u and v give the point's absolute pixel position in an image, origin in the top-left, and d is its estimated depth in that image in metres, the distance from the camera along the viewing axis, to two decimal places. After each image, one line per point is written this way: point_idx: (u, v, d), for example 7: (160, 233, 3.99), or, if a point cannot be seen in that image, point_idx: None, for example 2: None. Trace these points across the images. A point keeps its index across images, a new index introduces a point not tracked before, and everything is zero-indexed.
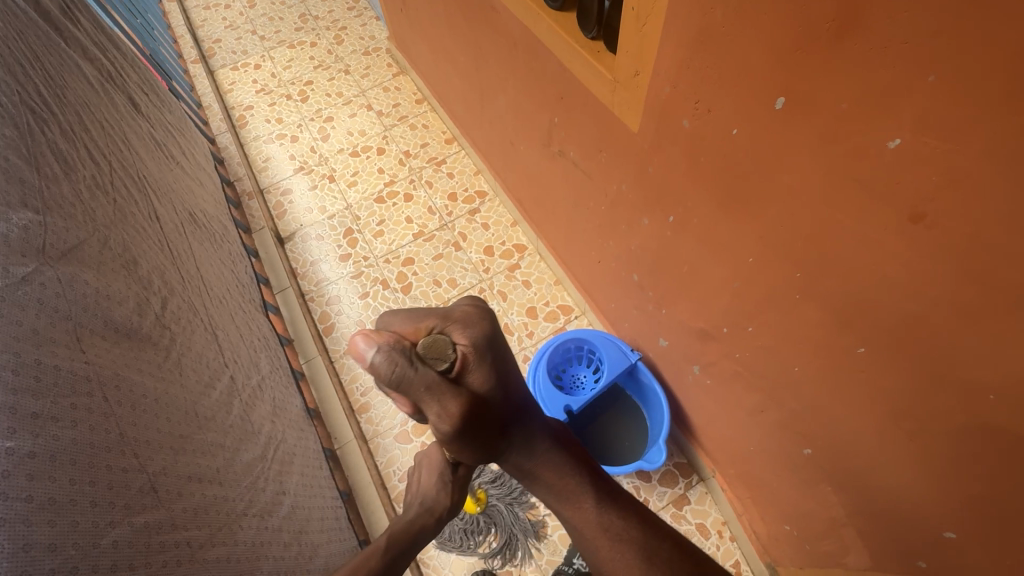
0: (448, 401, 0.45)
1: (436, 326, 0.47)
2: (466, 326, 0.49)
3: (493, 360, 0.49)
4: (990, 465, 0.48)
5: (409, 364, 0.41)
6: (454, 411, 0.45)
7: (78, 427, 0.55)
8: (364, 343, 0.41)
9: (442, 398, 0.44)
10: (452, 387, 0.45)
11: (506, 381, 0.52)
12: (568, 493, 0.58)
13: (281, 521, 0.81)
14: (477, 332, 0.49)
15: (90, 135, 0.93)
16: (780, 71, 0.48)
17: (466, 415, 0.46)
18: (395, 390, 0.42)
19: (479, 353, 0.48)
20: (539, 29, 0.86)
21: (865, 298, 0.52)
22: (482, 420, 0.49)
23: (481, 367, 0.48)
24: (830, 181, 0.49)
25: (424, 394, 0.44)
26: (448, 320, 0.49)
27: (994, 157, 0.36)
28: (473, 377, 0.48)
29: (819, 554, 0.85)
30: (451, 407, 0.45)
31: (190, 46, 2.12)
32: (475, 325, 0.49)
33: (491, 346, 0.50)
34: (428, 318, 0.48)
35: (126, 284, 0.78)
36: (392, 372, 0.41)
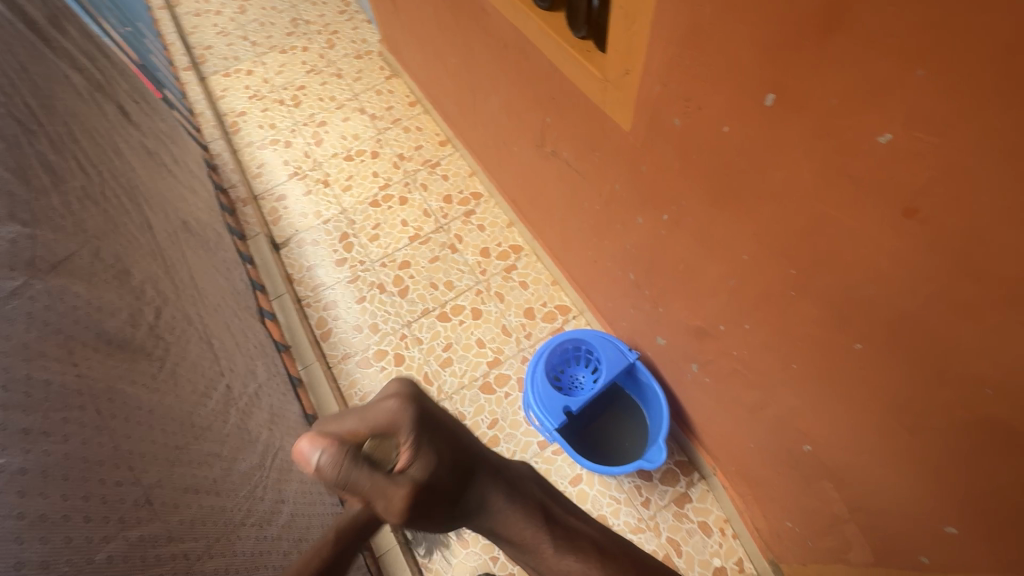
0: (390, 491, 0.36)
1: (365, 426, 0.36)
2: (395, 408, 0.38)
3: (434, 440, 0.39)
4: (990, 459, 0.47)
5: (351, 467, 0.34)
6: (398, 503, 0.37)
7: (70, 442, 0.54)
8: (308, 448, 0.34)
9: (382, 491, 0.36)
10: (387, 479, 0.36)
11: (456, 460, 0.40)
12: (524, 539, 0.44)
13: (279, 529, 0.80)
14: (408, 416, 0.38)
15: (80, 146, 0.92)
16: (769, 67, 0.47)
17: (412, 504, 0.37)
18: (343, 492, 0.35)
19: (416, 436, 0.37)
20: (528, 29, 0.85)
21: (860, 294, 0.51)
22: (432, 508, 0.39)
23: (419, 453, 0.37)
24: (822, 177, 0.49)
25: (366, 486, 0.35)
26: (377, 406, 0.38)
27: (985, 149, 0.35)
28: (408, 464, 0.37)
29: (822, 550, 0.84)
30: (394, 499, 0.36)
31: (181, 53, 2.11)
32: (402, 404, 0.39)
33: (430, 428, 0.39)
34: (369, 412, 0.37)
35: (118, 296, 0.78)
36: (339, 476, 0.34)
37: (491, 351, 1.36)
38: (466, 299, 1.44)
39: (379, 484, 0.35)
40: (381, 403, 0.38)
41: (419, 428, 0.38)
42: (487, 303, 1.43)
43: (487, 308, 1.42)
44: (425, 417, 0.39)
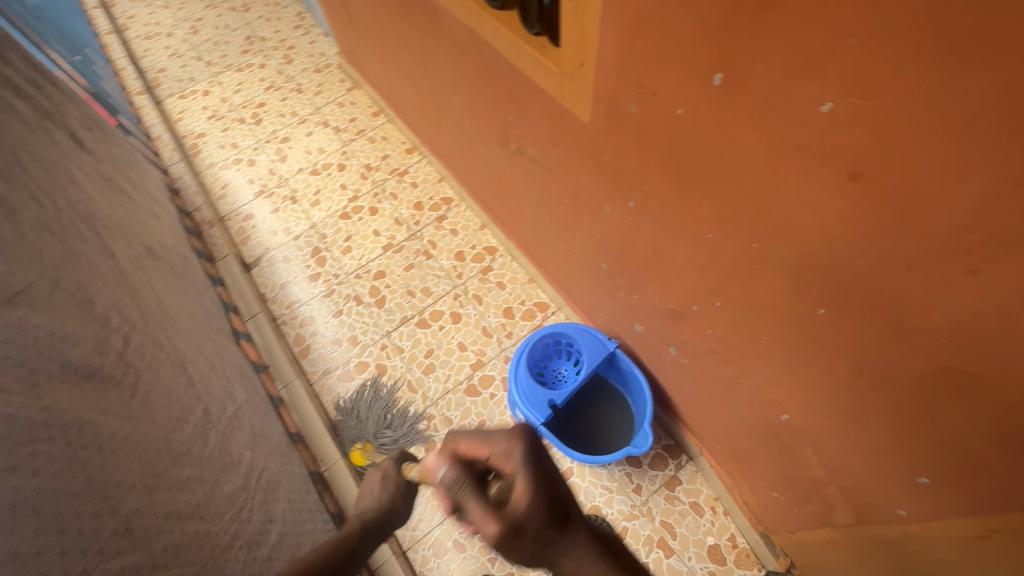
0: (487, 519, 0.41)
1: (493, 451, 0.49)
2: (504, 450, 0.47)
3: (550, 476, 0.44)
4: (949, 405, 0.50)
5: (460, 487, 0.44)
6: (491, 530, 0.40)
7: (40, 475, 0.52)
8: (438, 464, 0.49)
9: (480, 516, 0.42)
10: (488, 507, 0.42)
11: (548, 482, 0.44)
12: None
13: (270, 549, 0.79)
14: (528, 445, 0.47)
15: (30, 174, 0.89)
16: (714, 47, 0.49)
17: (509, 538, 0.40)
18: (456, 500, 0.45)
19: (529, 464, 0.45)
20: (482, 29, 0.86)
21: (818, 259, 0.53)
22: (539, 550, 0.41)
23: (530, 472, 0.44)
24: (771, 150, 0.50)
25: (468, 506, 0.43)
26: (494, 442, 0.49)
27: (916, 108, 0.38)
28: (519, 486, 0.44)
29: (808, 516, 0.87)
30: (488, 525, 0.41)
31: (133, 77, 2.06)
32: (525, 442, 0.48)
33: (543, 469, 0.45)
34: (488, 441, 0.50)
35: (82, 325, 0.75)
36: (450, 496, 0.45)
37: (473, 353, 1.36)
38: (444, 304, 1.44)
39: (479, 510, 0.42)
40: (497, 440, 0.49)
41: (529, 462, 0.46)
42: (466, 307, 1.43)
43: (466, 311, 1.42)
44: (535, 455, 0.47)
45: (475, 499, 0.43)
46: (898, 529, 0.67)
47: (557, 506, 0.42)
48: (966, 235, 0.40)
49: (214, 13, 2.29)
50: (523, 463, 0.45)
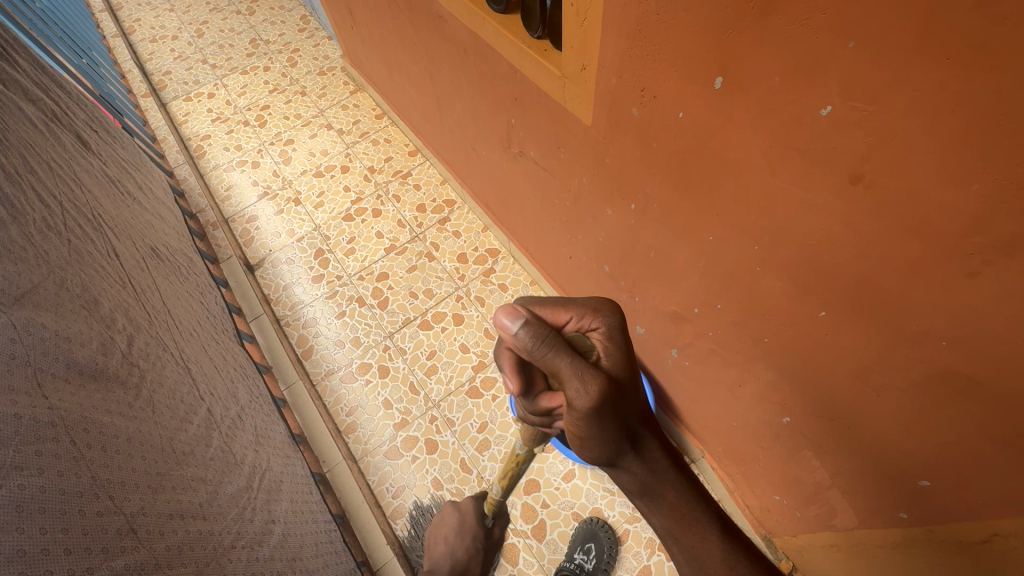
0: (587, 378, 0.49)
1: (571, 319, 0.57)
2: (595, 320, 0.56)
3: (627, 352, 0.56)
4: (952, 408, 0.50)
5: (554, 346, 0.50)
6: (593, 390, 0.49)
7: (46, 474, 0.53)
8: (506, 318, 0.51)
9: (579, 375, 0.49)
10: (589, 368, 0.50)
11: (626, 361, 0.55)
12: None
13: (272, 550, 0.80)
14: (611, 324, 0.57)
15: (37, 176, 0.90)
16: (716, 50, 0.49)
17: (603, 399, 0.49)
18: (543, 360, 0.51)
19: (613, 341, 0.55)
20: (485, 33, 0.87)
21: (819, 261, 0.54)
22: (618, 418, 0.51)
23: (613, 349, 0.55)
24: (773, 152, 0.50)
25: (561, 364, 0.50)
26: (582, 313, 0.57)
27: (917, 112, 0.38)
28: (604, 357, 0.55)
29: (810, 519, 0.87)
30: (591, 385, 0.49)
31: (139, 80, 2.07)
32: (606, 316, 0.57)
33: (622, 347, 0.56)
34: (571, 312, 0.57)
35: (87, 325, 0.76)
36: (542, 354, 0.50)
37: (475, 355, 1.36)
38: (447, 306, 1.44)
39: (578, 368, 0.49)
40: (582, 311, 0.57)
41: (614, 338, 0.56)
42: (469, 308, 1.43)
43: (468, 313, 1.42)
44: (619, 331, 0.57)
45: (572, 358, 0.50)
46: (901, 532, 0.66)
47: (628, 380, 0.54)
48: (967, 238, 0.40)
49: (219, 17, 2.30)
50: (608, 336, 0.56)
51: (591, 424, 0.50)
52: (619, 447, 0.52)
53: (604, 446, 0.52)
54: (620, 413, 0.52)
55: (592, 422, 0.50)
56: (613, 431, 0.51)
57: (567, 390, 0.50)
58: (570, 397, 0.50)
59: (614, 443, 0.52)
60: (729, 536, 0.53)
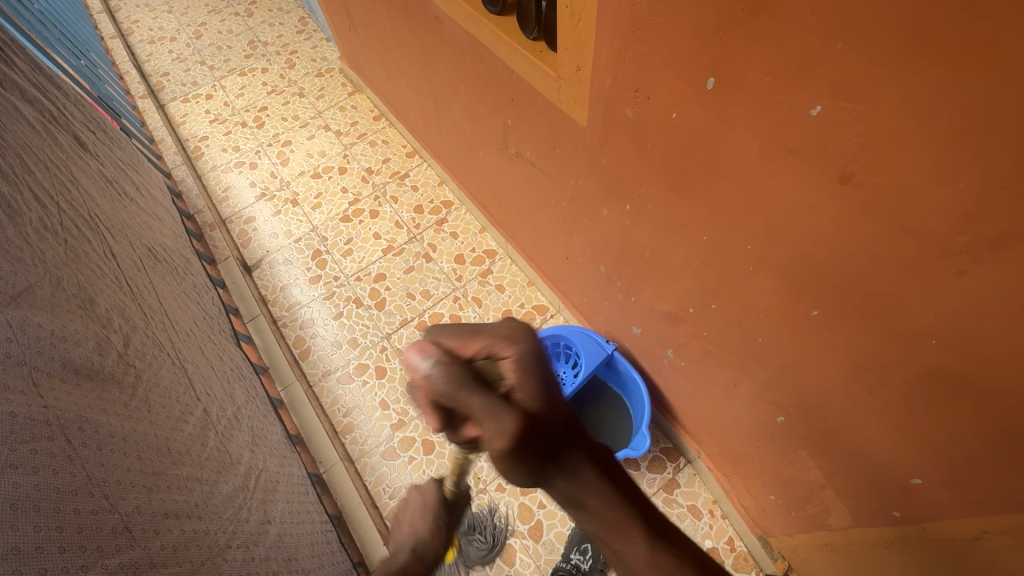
0: (498, 413, 0.37)
1: (483, 348, 0.41)
2: (507, 343, 0.41)
3: (550, 383, 0.40)
4: (942, 406, 0.50)
5: (464, 382, 0.37)
6: (506, 427, 0.37)
7: (41, 472, 0.53)
8: (417, 353, 0.39)
9: (490, 411, 0.37)
10: (499, 400, 0.37)
11: (556, 391, 0.41)
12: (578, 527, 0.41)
13: (267, 550, 0.80)
14: (526, 349, 0.41)
15: (34, 176, 0.90)
16: (708, 51, 0.50)
17: (519, 437, 0.37)
18: (448, 401, 0.38)
19: (532, 366, 0.40)
20: (481, 34, 0.87)
21: (810, 260, 0.54)
22: (539, 450, 0.39)
23: (529, 377, 0.40)
24: (765, 152, 0.51)
25: (472, 405, 0.37)
26: (488, 337, 0.42)
27: (905, 112, 0.38)
28: (518, 387, 0.39)
29: (805, 519, 0.87)
30: (505, 420, 0.37)
31: (137, 81, 2.08)
32: (520, 339, 0.42)
33: (547, 373, 0.41)
34: (478, 337, 0.42)
35: (84, 325, 0.76)
36: (442, 390, 0.38)
37: None
38: (444, 307, 1.44)
39: (491, 404, 0.37)
40: (489, 335, 0.42)
41: (533, 363, 0.41)
42: (466, 309, 1.43)
43: (465, 314, 1.43)
44: (538, 354, 0.42)
45: (483, 392, 0.37)
46: (894, 530, 0.67)
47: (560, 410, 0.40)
48: (955, 236, 0.40)
49: (218, 19, 2.31)
50: (526, 362, 0.40)
51: (510, 466, 0.38)
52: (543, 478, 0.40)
53: (524, 480, 0.40)
54: (549, 450, 0.39)
55: (513, 465, 0.38)
56: (534, 466, 0.39)
57: (481, 431, 0.38)
58: (485, 439, 0.38)
59: (536, 477, 0.40)
60: (669, 544, 0.42)
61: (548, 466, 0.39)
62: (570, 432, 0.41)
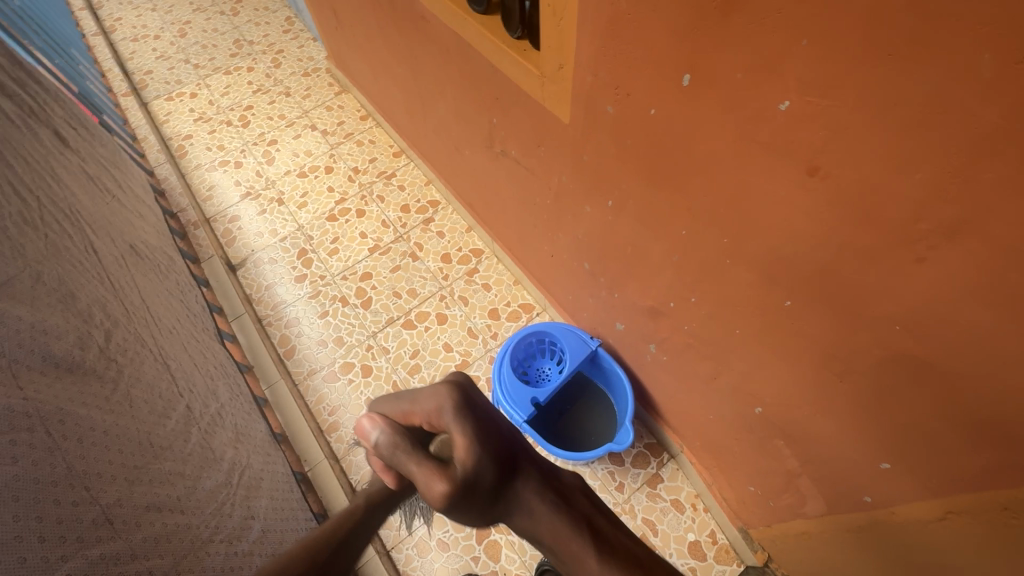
0: (433, 479, 0.38)
1: (421, 415, 0.42)
2: (438, 399, 0.41)
3: (491, 432, 0.40)
4: (906, 390, 0.52)
5: (403, 450, 0.40)
6: (440, 489, 0.37)
7: (20, 463, 0.52)
8: (360, 423, 0.43)
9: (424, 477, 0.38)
10: (434, 466, 0.38)
11: (496, 437, 0.39)
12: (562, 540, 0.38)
13: (251, 545, 0.79)
14: (456, 400, 0.41)
15: (14, 171, 0.89)
16: (683, 49, 0.51)
17: (456, 496, 0.38)
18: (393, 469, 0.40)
19: (464, 416, 0.40)
20: (467, 33, 0.88)
21: (783, 252, 0.56)
22: (485, 503, 0.38)
23: (464, 433, 0.39)
24: (738, 146, 0.53)
25: (408, 467, 0.39)
26: (422, 394, 0.43)
27: (866, 107, 0.40)
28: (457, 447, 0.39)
29: (783, 509, 0.89)
30: (436, 484, 0.38)
31: (120, 79, 2.05)
32: (452, 395, 0.42)
33: (484, 420, 0.40)
34: (414, 397, 0.43)
35: (64, 319, 0.75)
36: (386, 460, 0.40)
37: (459, 354, 1.37)
38: (430, 306, 1.45)
39: (424, 470, 0.38)
40: (424, 392, 0.43)
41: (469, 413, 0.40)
42: (452, 308, 1.44)
43: (452, 313, 1.43)
44: (470, 402, 0.42)
45: (417, 457, 0.39)
46: (866, 516, 0.69)
47: (503, 454, 0.39)
48: (915, 224, 0.42)
49: (203, 17, 2.29)
50: (459, 413, 0.40)
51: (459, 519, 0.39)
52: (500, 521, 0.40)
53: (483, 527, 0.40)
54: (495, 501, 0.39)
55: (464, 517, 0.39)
56: (483, 516, 0.39)
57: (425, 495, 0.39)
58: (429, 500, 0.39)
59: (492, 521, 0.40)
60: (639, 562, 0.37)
61: (500, 512, 0.39)
62: (516, 475, 0.39)
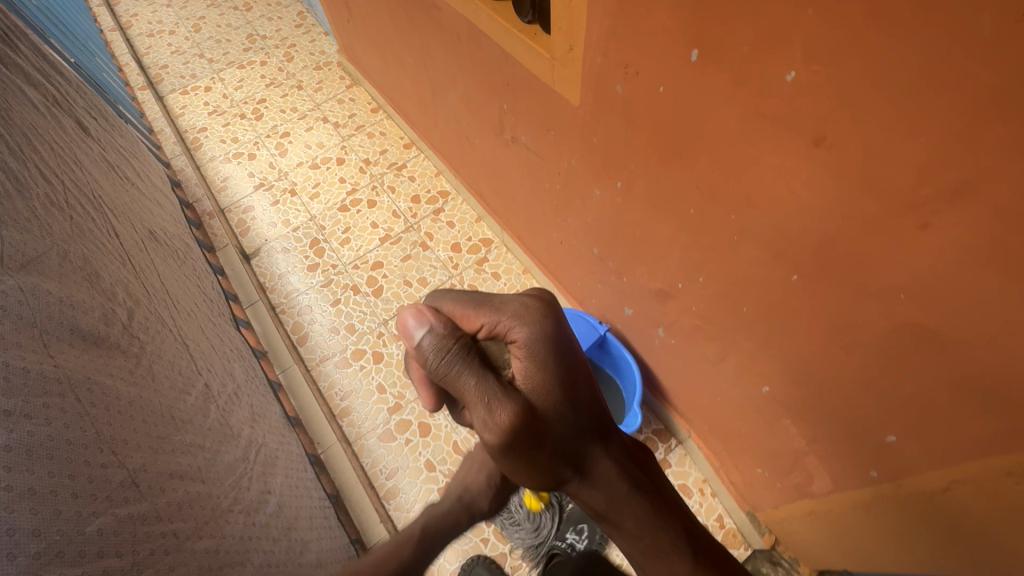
0: (499, 401, 0.47)
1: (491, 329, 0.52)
2: (518, 328, 0.51)
3: (555, 373, 0.50)
4: (911, 360, 0.53)
5: (464, 365, 0.48)
6: (501, 415, 0.47)
7: (52, 425, 0.55)
8: (413, 323, 0.49)
9: (491, 397, 0.47)
10: (502, 392, 0.48)
11: (560, 379, 0.50)
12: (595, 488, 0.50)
13: (268, 517, 0.82)
14: (534, 335, 0.51)
15: (40, 155, 0.92)
16: (691, 25, 0.52)
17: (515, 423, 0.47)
18: (448, 380, 0.48)
19: (538, 354, 0.50)
20: (478, 19, 0.90)
21: (789, 226, 0.57)
22: (539, 437, 0.49)
23: (532, 367, 0.50)
24: (745, 120, 0.54)
25: (468, 385, 0.48)
26: (503, 317, 0.52)
27: (870, 73, 0.41)
28: (524, 379, 0.50)
29: (790, 490, 0.90)
30: (499, 409, 0.47)
31: (136, 73, 2.09)
32: (531, 326, 0.52)
33: (552, 361, 0.51)
34: (495, 316, 0.52)
35: (90, 296, 0.78)
36: (447, 370, 0.48)
37: None
38: None
39: (490, 394, 0.47)
40: (506, 318, 0.52)
41: (540, 350, 0.51)
42: None
43: None
44: (547, 340, 0.51)
45: (474, 372, 0.48)
46: (871, 492, 0.69)
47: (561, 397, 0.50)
48: (918, 190, 0.43)
49: (216, 12, 2.33)
50: (534, 347, 0.50)
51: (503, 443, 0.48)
52: (554, 471, 0.51)
53: (534, 471, 0.51)
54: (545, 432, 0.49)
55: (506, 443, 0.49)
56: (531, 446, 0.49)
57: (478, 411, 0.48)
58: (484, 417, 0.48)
59: (544, 471, 0.51)
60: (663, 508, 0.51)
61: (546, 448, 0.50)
62: (566, 415, 0.50)
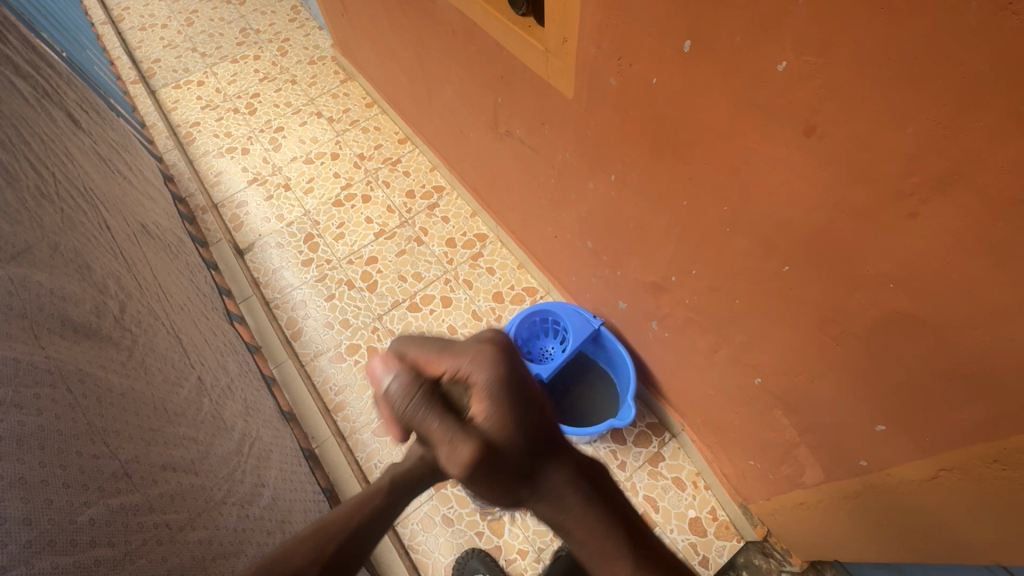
0: (458, 443, 0.38)
1: (449, 369, 0.42)
2: (477, 365, 0.41)
3: (525, 408, 0.40)
4: (900, 349, 0.54)
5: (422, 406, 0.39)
6: (463, 454, 0.37)
7: (43, 415, 0.54)
8: (380, 368, 0.41)
9: (450, 440, 0.38)
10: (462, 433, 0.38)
11: (532, 416, 0.40)
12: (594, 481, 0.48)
13: (262, 510, 0.82)
14: (496, 372, 0.41)
15: (31, 148, 0.91)
16: (684, 15, 0.53)
17: (481, 465, 0.38)
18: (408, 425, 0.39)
19: (502, 391, 0.40)
20: (472, 11, 0.90)
21: (781, 217, 0.57)
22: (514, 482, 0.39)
23: (495, 405, 0.40)
24: (737, 110, 0.54)
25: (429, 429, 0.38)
26: (459, 355, 0.42)
27: (860, 62, 0.41)
28: (486, 417, 0.39)
29: (781, 481, 0.90)
30: (461, 449, 0.37)
31: (129, 67, 2.08)
32: (492, 362, 0.42)
33: (521, 396, 0.41)
34: (452, 354, 0.42)
35: (81, 288, 0.77)
36: (404, 415, 0.39)
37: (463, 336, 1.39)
38: (436, 289, 1.47)
39: (449, 435, 0.38)
40: (464, 353, 0.42)
41: (504, 386, 0.41)
42: (457, 291, 1.46)
43: (457, 296, 1.45)
44: (510, 374, 0.42)
45: (440, 416, 0.39)
46: (861, 482, 0.70)
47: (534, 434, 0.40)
48: (908, 178, 0.43)
49: (209, 6, 2.31)
50: (496, 382, 0.40)
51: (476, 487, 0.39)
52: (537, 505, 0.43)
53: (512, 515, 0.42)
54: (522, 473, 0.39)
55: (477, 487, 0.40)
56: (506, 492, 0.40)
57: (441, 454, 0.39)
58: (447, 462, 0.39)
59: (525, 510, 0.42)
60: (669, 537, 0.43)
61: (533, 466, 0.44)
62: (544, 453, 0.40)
